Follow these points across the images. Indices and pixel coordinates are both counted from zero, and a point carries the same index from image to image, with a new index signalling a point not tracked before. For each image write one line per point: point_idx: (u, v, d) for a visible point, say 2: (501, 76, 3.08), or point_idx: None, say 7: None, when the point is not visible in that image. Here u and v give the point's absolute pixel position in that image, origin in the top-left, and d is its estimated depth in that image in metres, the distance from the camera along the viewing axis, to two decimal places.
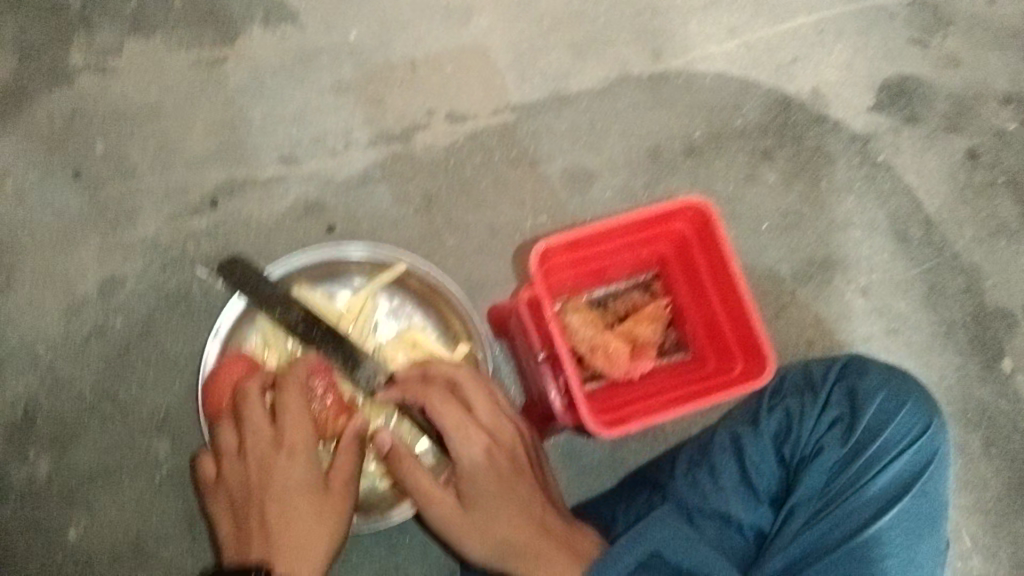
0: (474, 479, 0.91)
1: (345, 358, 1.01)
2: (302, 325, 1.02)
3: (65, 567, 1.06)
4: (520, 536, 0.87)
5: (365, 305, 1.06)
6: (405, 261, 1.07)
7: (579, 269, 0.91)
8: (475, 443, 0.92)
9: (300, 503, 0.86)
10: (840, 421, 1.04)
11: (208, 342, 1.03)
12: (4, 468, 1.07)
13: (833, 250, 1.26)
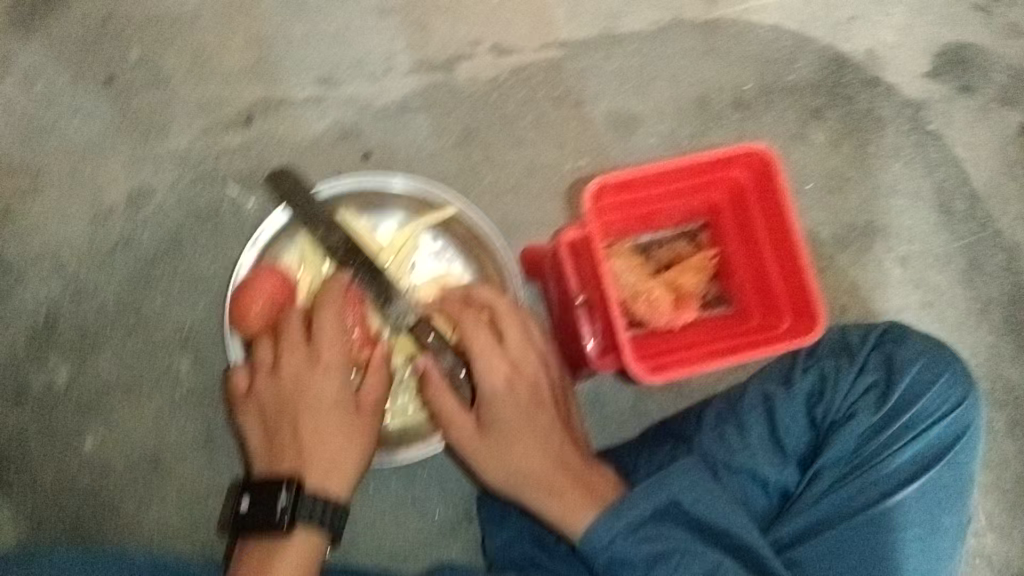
0: (498, 408, 0.92)
1: (377, 289, 0.99)
2: (342, 250, 0.99)
3: (80, 476, 1.05)
4: (537, 469, 0.91)
5: (407, 242, 1.04)
6: (456, 206, 1.05)
7: (630, 211, 0.88)
8: (498, 372, 0.93)
9: (332, 421, 0.89)
10: (875, 387, 1.03)
11: (244, 251, 1.02)
12: (24, 372, 1.06)
13: (875, 217, 1.23)
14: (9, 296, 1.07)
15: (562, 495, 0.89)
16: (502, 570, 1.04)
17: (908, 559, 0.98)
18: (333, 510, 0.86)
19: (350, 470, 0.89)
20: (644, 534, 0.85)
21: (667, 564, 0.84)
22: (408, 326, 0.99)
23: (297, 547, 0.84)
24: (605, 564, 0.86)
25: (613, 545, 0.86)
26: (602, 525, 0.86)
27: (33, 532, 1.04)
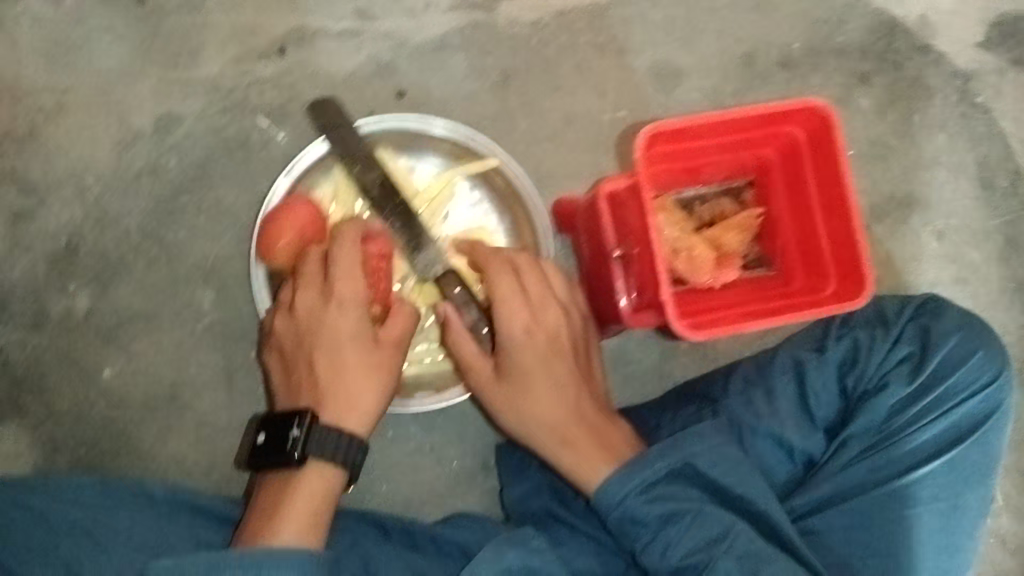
0: (518, 356, 0.90)
1: (405, 232, 0.96)
2: (377, 191, 0.97)
3: (97, 405, 1.04)
4: (555, 420, 0.89)
5: (444, 190, 1.01)
6: (497, 159, 1.01)
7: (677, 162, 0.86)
8: (516, 319, 0.90)
9: (348, 361, 0.86)
10: (909, 359, 1.01)
11: (278, 178, 0.99)
12: (44, 297, 1.04)
13: (915, 189, 1.20)
14: (30, 218, 1.04)
15: (577, 448, 0.88)
16: (518, 521, 1.04)
17: (927, 534, 0.95)
18: (348, 444, 0.84)
19: (365, 412, 0.86)
20: (657, 494, 0.83)
21: (679, 525, 0.82)
22: (434, 277, 0.96)
23: (310, 482, 0.82)
24: (616, 522, 0.84)
25: (625, 503, 0.84)
26: (616, 482, 0.85)
27: (45, 458, 1.02)
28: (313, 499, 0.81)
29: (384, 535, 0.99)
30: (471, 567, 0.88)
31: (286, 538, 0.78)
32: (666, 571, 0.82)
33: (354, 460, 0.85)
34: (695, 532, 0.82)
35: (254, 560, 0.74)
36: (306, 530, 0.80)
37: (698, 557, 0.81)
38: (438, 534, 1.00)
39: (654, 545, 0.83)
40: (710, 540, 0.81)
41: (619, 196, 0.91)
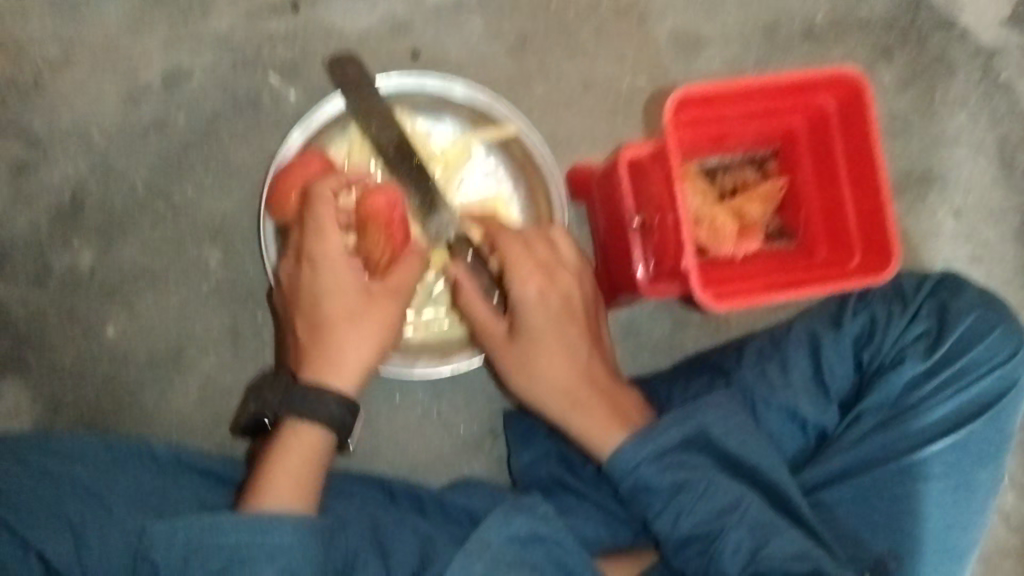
0: (529, 319, 0.88)
1: (420, 192, 0.92)
2: (393, 150, 0.94)
3: (100, 364, 1.02)
4: (568, 384, 0.88)
5: (461, 157, 0.99)
6: (517, 129, 1.00)
7: (703, 128, 0.85)
8: (529, 283, 0.87)
9: (347, 319, 0.84)
10: (926, 335, 0.99)
11: (293, 131, 0.96)
12: (47, 252, 1.01)
13: (934, 166, 1.18)
14: (34, 171, 1.02)
15: (588, 411, 0.87)
16: (525, 489, 1.03)
17: (937, 510, 0.95)
18: (322, 399, 0.83)
19: (355, 371, 0.85)
20: (669, 462, 0.82)
21: (691, 492, 0.81)
22: (448, 241, 0.93)
23: (294, 441, 0.82)
24: (628, 490, 0.83)
25: (638, 470, 0.82)
26: (628, 449, 0.83)
27: (47, 416, 1.00)
28: (298, 458, 0.81)
29: (391, 500, 0.98)
30: (480, 532, 0.87)
31: (273, 499, 0.78)
32: (678, 540, 0.81)
33: (336, 417, 0.83)
34: (707, 501, 0.81)
35: (238, 524, 0.75)
36: (294, 490, 0.79)
37: (710, 526, 0.80)
38: (445, 500, 0.98)
39: (666, 513, 0.81)
40: (721, 508, 0.80)
41: (641, 163, 0.89)
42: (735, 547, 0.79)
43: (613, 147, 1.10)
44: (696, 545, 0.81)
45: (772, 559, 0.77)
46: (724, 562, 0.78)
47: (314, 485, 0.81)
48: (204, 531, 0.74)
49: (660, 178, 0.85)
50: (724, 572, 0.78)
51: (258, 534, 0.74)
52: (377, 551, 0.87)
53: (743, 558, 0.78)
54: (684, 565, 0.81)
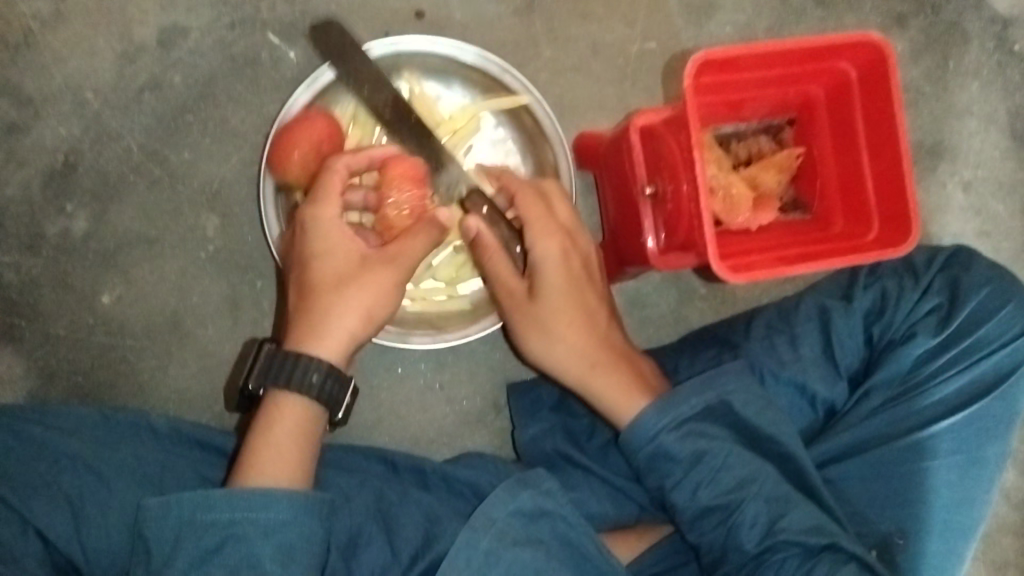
0: (551, 280, 0.86)
1: (428, 153, 0.90)
2: (390, 110, 0.91)
3: (95, 332, 0.99)
4: (589, 349, 0.87)
5: (470, 124, 0.96)
6: (528, 98, 0.96)
7: (719, 93, 0.83)
8: (553, 244, 0.86)
9: (356, 279, 0.81)
10: (937, 310, 0.98)
11: (296, 89, 0.92)
12: (39, 216, 0.99)
13: (946, 137, 1.16)
14: (25, 132, 0.99)
15: (610, 373, 0.87)
16: (530, 463, 1.01)
17: (946, 486, 0.94)
18: (303, 368, 0.80)
19: (351, 337, 0.82)
20: (690, 430, 0.83)
21: (710, 463, 0.82)
22: (459, 197, 0.90)
23: (281, 413, 0.80)
24: (646, 458, 0.84)
25: (659, 438, 0.83)
26: (650, 416, 0.83)
27: (41, 386, 0.98)
28: (286, 430, 0.79)
29: (395, 473, 0.96)
30: (484, 508, 0.87)
31: (263, 473, 0.77)
32: (695, 511, 0.83)
33: (318, 388, 0.80)
34: (726, 473, 0.82)
35: (230, 501, 0.74)
36: (284, 462, 0.78)
37: (728, 498, 0.82)
38: (449, 473, 0.97)
39: (685, 484, 0.83)
40: (739, 480, 0.82)
41: (654, 129, 0.87)
42: (752, 520, 0.81)
43: (621, 114, 1.08)
44: (713, 517, 0.82)
45: (788, 532, 0.79)
46: (741, 535, 0.81)
47: (307, 456, 0.80)
48: (202, 507, 0.75)
49: (677, 145, 0.82)
50: (741, 544, 0.81)
51: (254, 511, 0.74)
52: (383, 527, 0.88)
53: (760, 531, 0.81)
54: (700, 537, 0.83)
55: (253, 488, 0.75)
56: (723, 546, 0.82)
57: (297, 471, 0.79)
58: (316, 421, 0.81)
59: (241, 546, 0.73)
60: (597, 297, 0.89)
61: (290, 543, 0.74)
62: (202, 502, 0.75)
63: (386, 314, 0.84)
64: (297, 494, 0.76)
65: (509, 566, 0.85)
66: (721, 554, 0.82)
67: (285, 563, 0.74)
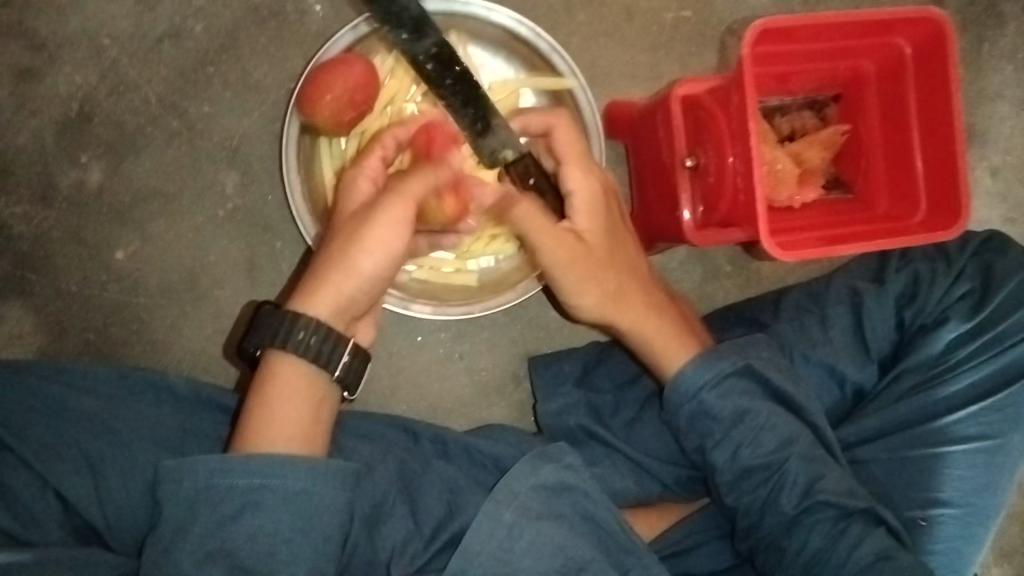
0: (593, 218, 0.83)
1: (471, 114, 0.79)
2: (431, 65, 0.75)
3: (108, 289, 0.96)
4: (632, 291, 0.85)
5: (508, 99, 0.93)
6: (572, 82, 0.93)
7: (776, 63, 0.81)
8: (586, 181, 0.83)
9: (374, 218, 0.74)
10: (969, 295, 0.97)
11: (340, 31, 0.88)
12: (52, 166, 0.96)
13: (977, 121, 1.15)
14: (38, 80, 0.95)
15: (660, 315, 0.87)
16: (551, 437, 0.98)
17: (969, 470, 0.93)
18: (290, 325, 0.75)
19: (350, 290, 0.76)
20: (729, 388, 0.85)
21: (751, 423, 0.85)
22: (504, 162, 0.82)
23: (275, 373, 0.76)
24: (687, 416, 0.86)
25: (701, 395, 0.85)
26: (691, 371, 0.85)
27: (51, 341, 0.96)
28: (279, 392, 0.75)
29: (416, 443, 0.94)
30: (506, 480, 0.84)
31: (262, 437, 0.74)
32: (735, 472, 0.85)
33: (310, 346, 0.75)
34: (768, 433, 0.85)
35: (239, 468, 0.71)
36: (282, 425, 0.75)
37: (769, 459, 0.85)
38: (471, 444, 0.94)
39: (727, 443, 0.85)
40: (781, 441, 0.85)
41: (697, 100, 0.85)
42: (792, 482, 0.84)
43: (654, 84, 1.05)
44: (754, 477, 0.85)
45: (826, 494, 0.83)
46: (782, 498, 0.84)
47: (308, 417, 0.76)
48: (216, 473, 0.71)
49: (726, 117, 0.81)
50: (780, 508, 0.84)
51: (274, 478, 0.72)
52: (406, 497, 0.87)
53: (799, 493, 0.84)
54: (738, 498, 0.86)
55: (252, 454, 0.72)
56: (761, 509, 0.85)
57: (297, 434, 0.75)
58: (315, 380, 0.77)
59: (258, 514, 0.71)
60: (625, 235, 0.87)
61: (308, 512, 0.72)
62: (217, 467, 0.71)
63: (387, 266, 0.76)
64: (309, 459, 0.73)
65: (530, 541, 0.81)
66: (758, 518, 0.86)
67: (303, 531, 0.72)
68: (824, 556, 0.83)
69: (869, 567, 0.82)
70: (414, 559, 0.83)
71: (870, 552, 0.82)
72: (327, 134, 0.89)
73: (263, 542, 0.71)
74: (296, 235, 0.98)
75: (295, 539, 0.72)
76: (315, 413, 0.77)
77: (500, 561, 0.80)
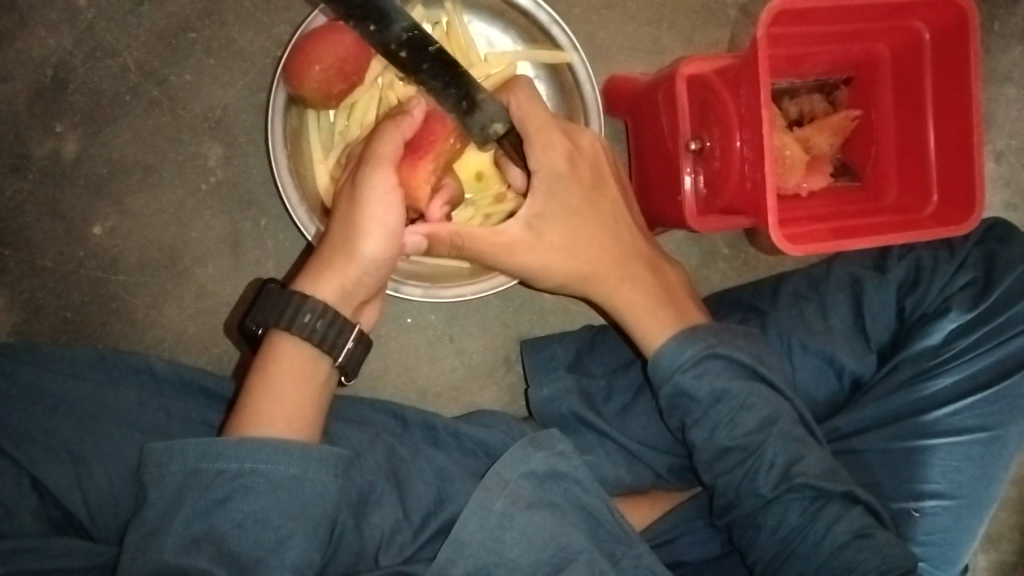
0: (552, 194, 0.79)
1: (454, 93, 0.75)
2: (405, 53, 0.74)
3: (86, 265, 0.93)
4: (597, 264, 0.82)
5: (507, 70, 0.87)
6: (573, 56, 0.88)
7: (788, 42, 0.79)
8: (558, 150, 0.78)
9: (365, 198, 0.70)
10: (972, 285, 0.94)
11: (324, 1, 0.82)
12: (25, 135, 0.91)
13: (986, 104, 1.11)
14: (9, 42, 0.90)
15: (635, 286, 0.85)
16: (544, 423, 0.96)
17: (965, 462, 0.92)
18: (296, 306, 0.72)
19: (357, 272, 0.73)
20: (706, 369, 0.82)
21: (730, 403, 0.82)
22: (496, 138, 0.76)
23: (277, 356, 0.73)
24: (666, 397, 0.83)
25: (677, 377, 0.82)
26: (670, 351, 0.82)
27: (26, 320, 0.92)
28: (286, 375, 0.73)
29: (404, 429, 0.92)
30: (496, 467, 0.79)
31: (260, 420, 0.71)
32: (713, 452, 0.82)
33: (315, 330, 0.72)
34: (746, 413, 0.82)
35: (231, 451, 0.68)
36: (282, 408, 0.72)
37: (748, 439, 0.82)
38: (461, 430, 0.92)
39: (704, 422, 0.82)
40: (759, 422, 0.82)
41: (704, 80, 0.82)
42: (770, 463, 0.81)
43: (656, 59, 1.02)
44: (731, 457, 0.82)
45: (806, 476, 0.80)
46: (758, 479, 0.81)
47: (310, 401, 0.74)
48: (206, 457, 0.68)
49: (735, 100, 0.78)
50: (756, 489, 0.81)
51: (265, 463, 0.68)
52: (394, 486, 0.84)
53: (777, 474, 0.81)
54: (716, 477, 0.83)
55: (248, 438, 0.69)
56: (737, 489, 0.83)
57: (297, 419, 0.73)
58: (317, 362, 0.74)
59: (248, 499, 0.67)
60: (611, 199, 0.83)
61: (301, 498, 0.68)
62: (208, 450, 0.68)
63: (391, 249, 0.72)
64: (303, 444, 0.69)
65: (523, 530, 0.77)
66: (735, 498, 0.83)
67: (294, 517, 0.67)
68: (800, 534, 0.80)
69: (845, 545, 0.79)
70: (403, 549, 0.81)
71: (847, 531, 0.80)
72: (315, 106, 0.84)
73: (253, 530, 0.67)
74: (281, 211, 0.95)
75: (287, 527, 0.67)
76: (320, 400, 0.75)
77: (489, 551, 0.75)
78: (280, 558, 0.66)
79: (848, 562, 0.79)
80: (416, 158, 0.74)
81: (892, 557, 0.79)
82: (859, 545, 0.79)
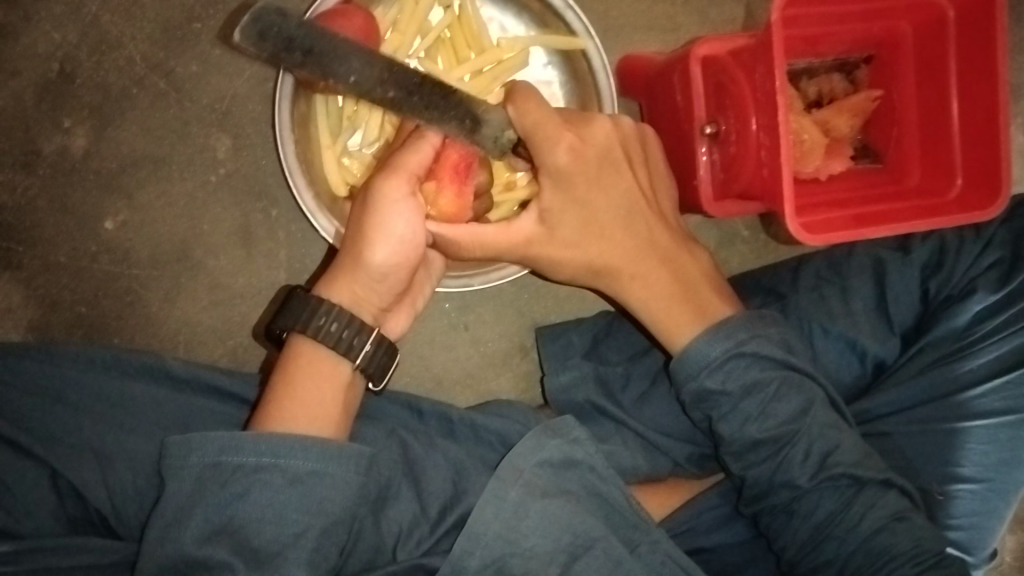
0: (565, 186, 0.76)
1: (456, 115, 0.72)
2: (393, 92, 0.70)
3: (99, 260, 0.93)
4: (609, 257, 0.80)
5: (519, 56, 0.85)
6: (586, 43, 0.86)
7: (805, 23, 0.77)
8: (562, 143, 0.75)
9: (381, 206, 0.69)
10: (999, 264, 0.91)
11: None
12: (34, 131, 0.91)
13: (1014, 73, 1.06)
14: (14, 38, 0.89)
15: (652, 278, 0.81)
16: (558, 411, 0.94)
17: (992, 446, 0.89)
18: (313, 310, 0.72)
19: (367, 279, 0.72)
20: (738, 364, 0.79)
21: (761, 396, 0.79)
22: (512, 143, 0.75)
23: (297, 361, 0.72)
24: (690, 394, 0.81)
25: (704, 376, 0.79)
26: (700, 346, 0.79)
27: (42, 316, 0.92)
28: (307, 380, 0.72)
29: (420, 421, 0.90)
30: (512, 457, 0.77)
31: (282, 418, 0.70)
32: (744, 444, 0.80)
33: (341, 339, 0.72)
34: (779, 404, 0.79)
35: (251, 445, 0.67)
36: (304, 406, 0.71)
37: (780, 431, 0.80)
38: (477, 421, 0.90)
39: (733, 415, 0.80)
40: (794, 412, 0.80)
41: (718, 61, 0.79)
42: (805, 452, 0.80)
43: (671, 36, 0.99)
44: (763, 449, 0.80)
45: (842, 466, 0.79)
46: (794, 468, 0.79)
47: (330, 399, 0.72)
48: (225, 450, 0.67)
49: (749, 82, 0.75)
50: (793, 479, 0.80)
51: (285, 458, 0.67)
52: (409, 479, 0.83)
53: (813, 464, 0.80)
54: (746, 469, 0.81)
55: (267, 432, 0.68)
56: (769, 480, 0.81)
57: (322, 418, 0.72)
58: (337, 367, 0.73)
59: (265, 493, 0.66)
60: (626, 182, 0.79)
61: (320, 496, 0.67)
62: (224, 445, 0.67)
63: (389, 266, 0.72)
64: (320, 440, 0.68)
65: (538, 520, 0.76)
66: (767, 488, 0.81)
67: (314, 514, 0.67)
68: (835, 520, 0.80)
69: (881, 529, 0.79)
70: (420, 543, 0.80)
71: (883, 515, 0.79)
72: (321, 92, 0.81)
73: (272, 525, 0.66)
74: (291, 202, 0.94)
75: (303, 521, 0.67)
76: (354, 403, 0.74)
77: (504, 541, 0.75)
78: (295, 552, 0.66)
79: (882, 545, 0.78)
80: (461, 183, 0.75)
81: (925, 541, 0.78)
82: (893, 529, 0.79)
